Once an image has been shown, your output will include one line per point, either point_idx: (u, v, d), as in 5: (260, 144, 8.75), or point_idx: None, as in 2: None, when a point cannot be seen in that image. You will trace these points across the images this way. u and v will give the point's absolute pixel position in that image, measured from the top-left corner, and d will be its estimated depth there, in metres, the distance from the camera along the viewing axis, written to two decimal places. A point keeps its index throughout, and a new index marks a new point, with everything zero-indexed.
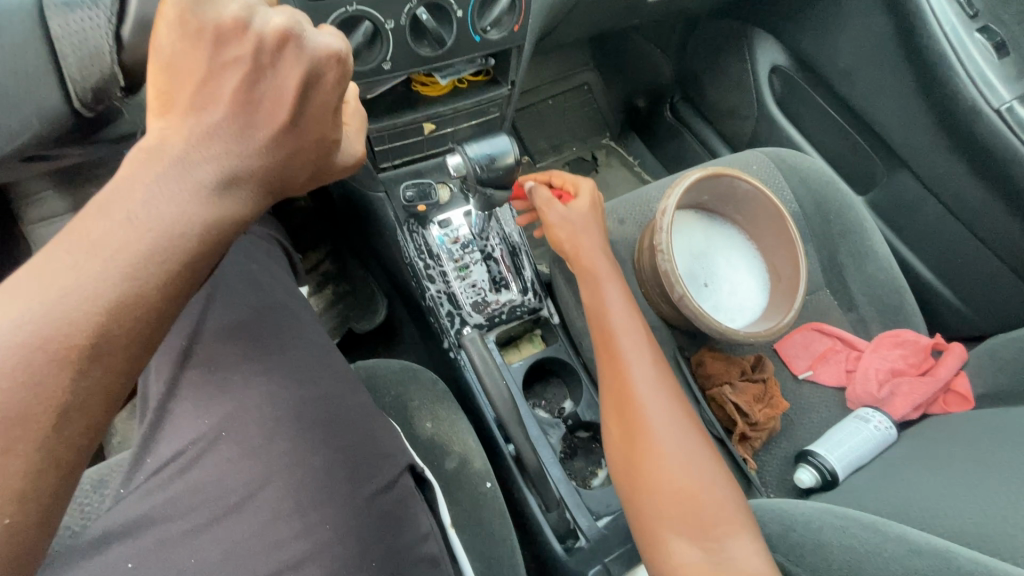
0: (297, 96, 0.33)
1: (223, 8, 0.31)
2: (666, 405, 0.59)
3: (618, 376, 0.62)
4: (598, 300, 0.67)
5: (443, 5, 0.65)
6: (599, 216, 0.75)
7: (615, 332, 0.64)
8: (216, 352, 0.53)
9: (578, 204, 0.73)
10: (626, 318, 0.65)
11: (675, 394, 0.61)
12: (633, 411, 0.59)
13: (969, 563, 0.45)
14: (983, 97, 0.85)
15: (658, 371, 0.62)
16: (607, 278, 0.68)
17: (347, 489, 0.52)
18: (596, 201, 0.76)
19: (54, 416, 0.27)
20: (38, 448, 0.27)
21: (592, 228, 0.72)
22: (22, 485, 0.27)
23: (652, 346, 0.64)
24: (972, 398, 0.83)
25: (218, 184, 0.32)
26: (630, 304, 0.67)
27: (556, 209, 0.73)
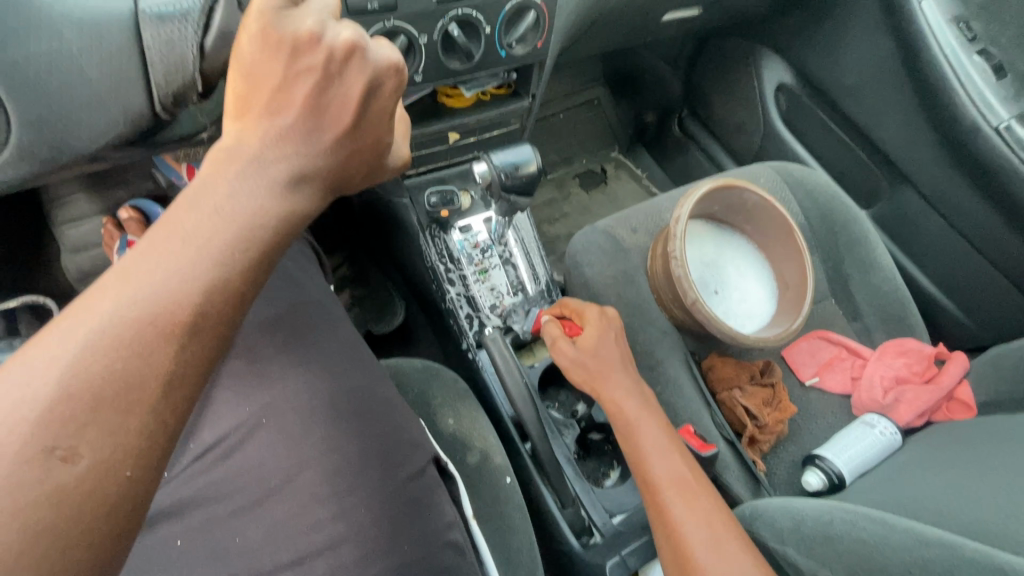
0: (360, 102, 0.36)
1: (299, 24, 0.35)
2: (720, 545, 0.58)
3: (667, 521, 0.61)
4: (637, 440, 0.67)
5: (472, 22, 0.69)
6: (611, 342, 0.75)
7: (656, 475, 0.64)
8: (254, 344, 0.55)
9: (587, 335, 0.74)
10: (666, 460, 0.65)
11: (728, 528, 0.60)
12: (687, 554, 0.58)
13: (973, 553, 0.47)
14: (983, 116, 0.89)
15: (705, 509, 0.61)
16: (644, 420, 0.68)
17: (380, 476, 0.54)
18: (608, 326, 0.76)
19: (163, 383, 0.30)
20: (150, 412, 0.30)
21: (611, 367, 0.72)
22: (140, 444, 0.29)
23: (700, 485, 0.64)
24: (974, 406, 0.86)
25: (291, 180, 0.35)
26: (668, 446, 0.66)
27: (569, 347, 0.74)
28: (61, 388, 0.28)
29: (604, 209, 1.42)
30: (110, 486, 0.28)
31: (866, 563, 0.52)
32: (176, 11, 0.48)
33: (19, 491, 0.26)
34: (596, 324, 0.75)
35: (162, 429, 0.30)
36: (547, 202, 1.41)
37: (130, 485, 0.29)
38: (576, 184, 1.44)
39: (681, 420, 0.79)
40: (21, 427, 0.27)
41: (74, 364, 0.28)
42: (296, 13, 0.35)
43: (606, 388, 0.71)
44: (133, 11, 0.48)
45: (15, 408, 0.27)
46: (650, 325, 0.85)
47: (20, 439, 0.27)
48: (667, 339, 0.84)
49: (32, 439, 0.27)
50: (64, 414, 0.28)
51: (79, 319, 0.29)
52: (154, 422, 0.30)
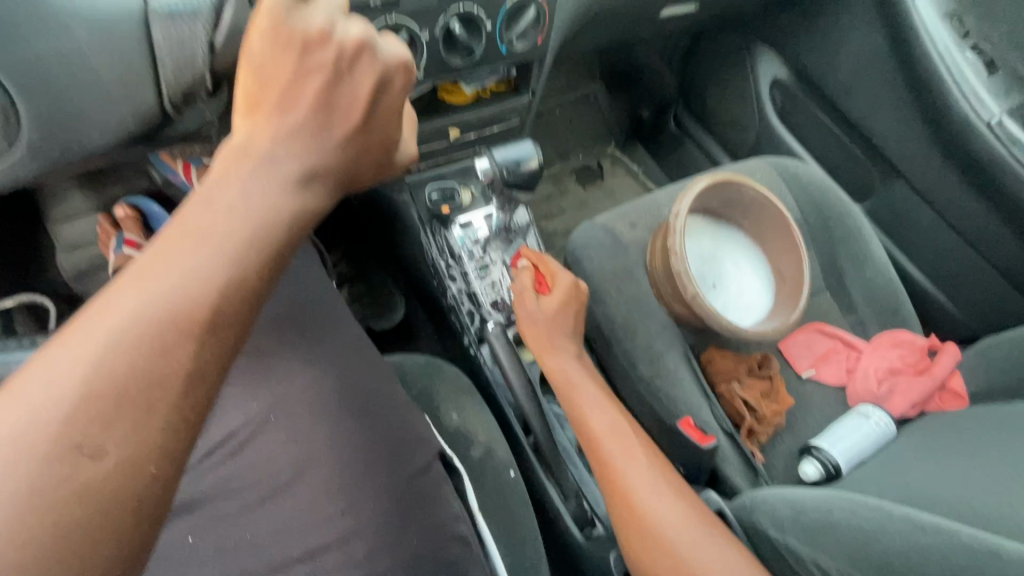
0: (370, 99, 0.36)
1: (309, 21, 0.34)
2: (661, 492, 0.61)
3: (611, 476, 0.64)
4: (578, 405, 0.70)
5: (474, 19, 0.69)
6: (573, 310, 0.77)
7: (598, 433, 0.67)
8: (261, 341, 0.56)
9: (550, 301, 0.75)
10: (606, 420, 0.68)
11: (667, 477, 0.63)
12: (634, 507, 0.61)
13: (968, 538, 0.49)
14: (976, 111, 0.91)
15: (647, 461, 0.64)
16: (582, 387, 0.71)
17: (388, 469, 0.55)
18: (575, 299, 0.76)
19: (184, 381, 0.30)
20: (172, 409, 0.30)
21: (558, 328, 0.76)
22: (163, 440, 0.29)
23: (640, 438, 0.67)
24: (966, 395, 0.88)
25: (302, 178, 0.36)
26: (605, 400, 0.70)
27: (530, 305, 0.76)
28: (85, 387, 0.28)
29: (601, 204, 1.43)
30: (137, 481, 0.29)
31: (865, 550, 0.53)
32: (187, 9, 0.49)
33: (52, 486, 0.27)
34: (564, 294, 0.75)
35: (183, 426, 0.30)
36: (543, 197, 1.42)
37: (154, 481, 0.29)
38: (573, 180, 1.46)
39: (681, 413, 0.80)
40: (47, 426, 0.27)
41: (99, 362, 0.29)
42: (306, 10, 0.35)
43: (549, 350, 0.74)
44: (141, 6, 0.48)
45: (42, 408, 0.27)
46: (649, 318, 0.86)
47: (48, 437, 0.27)
48: (666, 332, 0.85)
49: (62, 436, 0.27)
50: (89, 412, 0.28)
51: (100, 317, 0.30)
52: (176, 420, 0.30)
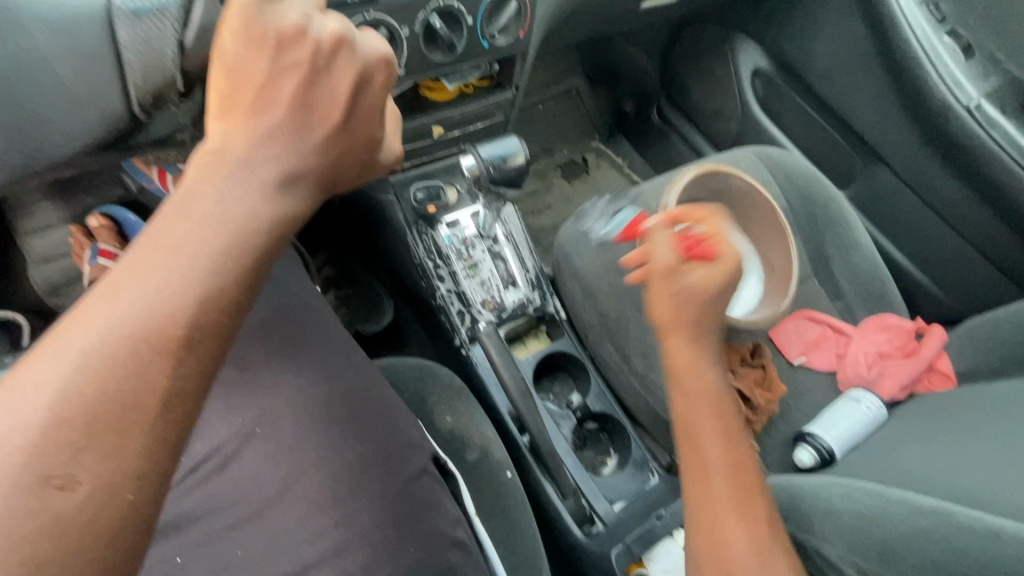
0: (349, 97, 0.35)
1: (284, 17, 0.33)
2: (765, 558, 0.49)
3: (705, 510, 0.53)
4: (696, 417, 0.57)
5: (455, 14, 0.67)
6: (729, 294, 0.63)
7: (709, 460, 0.55)
8: (245, 351, 0.54)
9: (709, 272, 0.61)
10: (724, 450, 0.55)
11: (777, 543, 0.50)
12: (725, 556, 0.50)
13: (965, 518, 0.49)
14: (953, 94, 0.92)
15: (760, 517, 0.52)
16: (703, 403, 0.58)
17: (382, 475, 0.54)
18: (737, 284, 0.62)
19: (160, 403, 0.29)
20: (149, 434, 0.28)
21: (703, 312, 0.61)
22: (138, 467, 0.28)
23: (757, 489, 0.54)
24: (953, 376, 0.89)
25: (281, 181, 0.34)
26: (731, 428, 0.57)
27: (683, 275, 0.60)
28: (52, 415, 0.27)
29: (587, 198, 1.43)
30: (111, 512, 0.27)
31: (867, 537, 0.52)
32: (152, 6, 0.47)
33: (17, 522, 0.25)
34: (729, 273, 0.61)
35: (162, 450, 0.29)
36: (529, 194, 1.42)
37: (132, 510, 0.28)
38: (558, 175, 1.45)
39: None
40: (12, 458, 0.26)
41: (67, 387, 0.27)
42: (280, 5, 0.33)
43: (688, 344, 0.60)
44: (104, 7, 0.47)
45: (6, 440, 0.26)
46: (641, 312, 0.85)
47: (11, 470, 0.26)
48: None
49: (29, 468, 0.26)
50: (57, 441, 0.27)
51: (68, 339, 0.28)
52: (153, 445, 0.28)
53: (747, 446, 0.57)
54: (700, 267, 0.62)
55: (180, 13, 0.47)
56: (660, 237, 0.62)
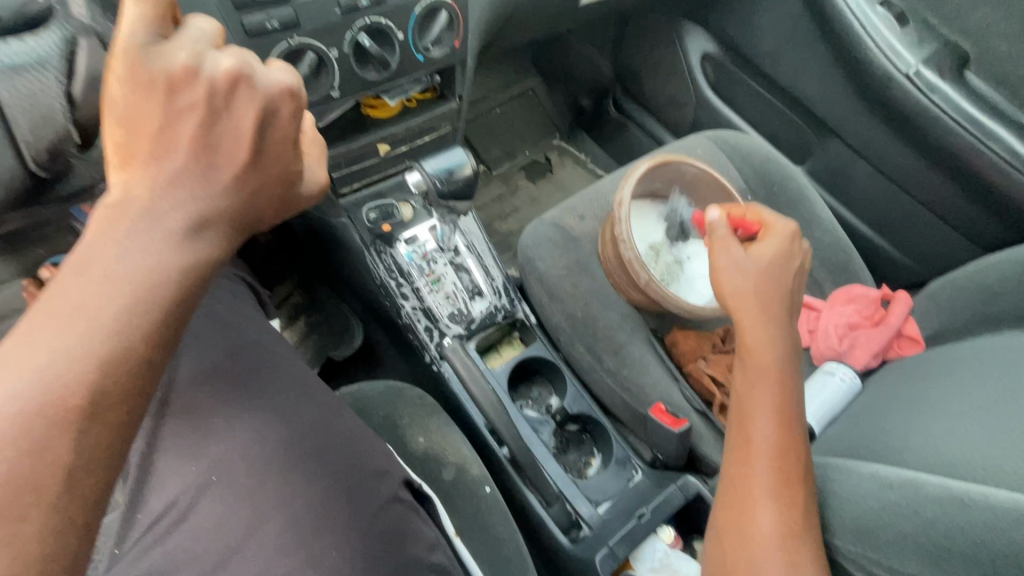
0: (254, 133, 0.34)
1: (171, 57, 0.31)
2: (790, 544, 0.47)
3: (739, 485, 0.51)
4: (753, 390, 0.55)
5: (384, 30, 0.66)
6: (788, 269, 0.63)
7: (755, 436, 0.52)
8: (193, 399, 0.53)
9: (763, 249, 0.63)
10: (777, 433, 0.52)
11: (808, 535, 0.48)
12: (750, 533, 0.48)
13: (930, 488, 0.49)
14: (892, 63, 0.92)
15: (794, 507, 0.49)
16: (767, 379, 0.54)
17: (349, 510, 0.52)
18: (792, 252, 0.64)
19: (62, 479, 0.29)
20: (54, 511, 0.29)
21: (777, 289, 0.61)
22: (42, 552, 0.28)
23: (800, 478, 0.50)
24: (921, 339, 0.90)
25: (188, 229, 0.33)
26: (788, 410, 0.53)
27: (738, 250, 0.63)
28: None
29: (554, 197, 1.43)
30: None
31: (840, 516, 0.52)
32: (28, 59, 0.45)
33: None
34: (784, 244, 0.64)
35: (71, 528, 0.29)
36: (496, 199, 1.41)
37: None
38: (523, 177, 1.45)
39: (651, 400, 0.79)
40: None
41: None
42: (166, 47, 0.31)
43: (756, 325, 0.58)
44: None
45: None
46: (608, 310, 0.85)
47: None
48: (627, 321, 0.84)
49: None
50: None
51: None
52: (62, 523, 0.29)
53: (803, 438, 0.53)
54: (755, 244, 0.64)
55: (63, 63, 0.46)
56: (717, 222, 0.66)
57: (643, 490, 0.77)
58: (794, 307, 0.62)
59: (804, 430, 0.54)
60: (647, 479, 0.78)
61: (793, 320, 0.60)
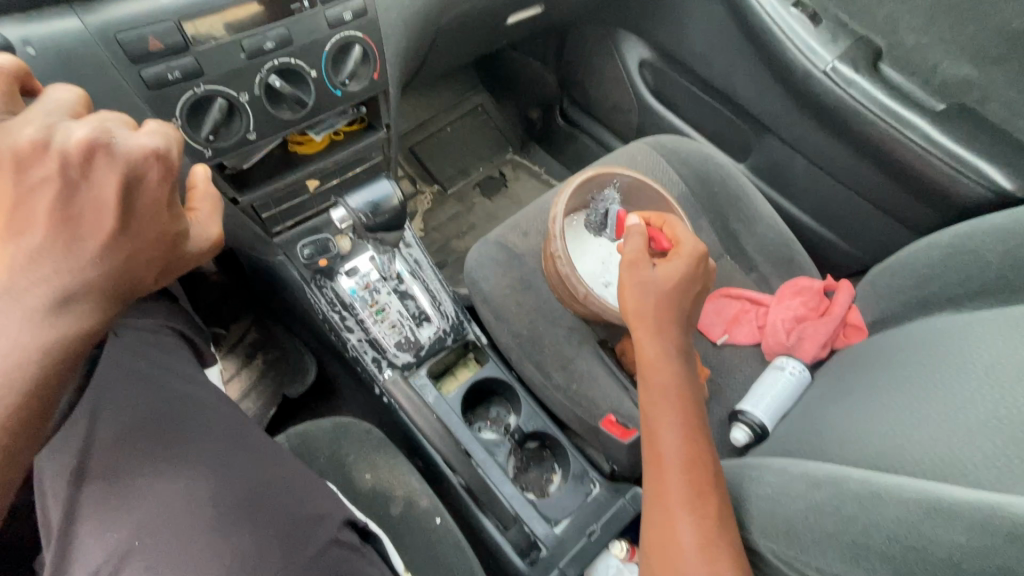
0: (118, 200, 0.33)
1: (17, 134, 0.31)
2: (710, 553, 0.50)
3: (659, 502, 0.55)
4: (658, 411, 0.59)
5: (295, 69, 0.66)
6: (692, 283, 0.66)
7: (665, 454, 0.57)
8: (114, 462, 0.52)
9: (672, 266, 0.65)
10: (684, 448, 0.56)
11: (725, 539, 0.51)
12: (673, 547, 0.52)
13: (856, 485, 0.49)
14: (810, 62, 0.94)
15: (711, 515, 0.52)
16: (667, 399, 0.59)
17: (283, 559, 0.51)
18: (698, 269, 0.66)
19: None
20: None
21: (676, 304, 0.64)
22: None
23: (711, 486, 0.54)
24: (864, 326, 0.92)
25: (51, 305, 0.33)
26: (689, 423, 0.58)
27: (648, 267, 0.65)
28: None
29: (510, 211, 1.43)
30: None
31: (771, 518, 0.53)
32: None
33: None
34: (690, 259, 0.66)
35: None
36: (452, 217, 1.41)
37: None
38: (478, 193, 1.45)
39: (602, 412, 0.79)
40: None
41: None
42: (13, 124, 0.31)
43: (654, 346, 0.62)
44: None
45: None
46: (554, 325, 0.85)
47: None
48: (573, 334, 0.84)
49: None
50: None
51: None
52: None
53: (709, 444, 0.58)
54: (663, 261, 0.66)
55: None
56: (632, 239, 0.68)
57: (601, 503, 0.77)
58: (689, 316, 0.67)
59: (709, 436, 0.59)
60: (605, 491, 0.78)
61: (687, 331, 0.66)
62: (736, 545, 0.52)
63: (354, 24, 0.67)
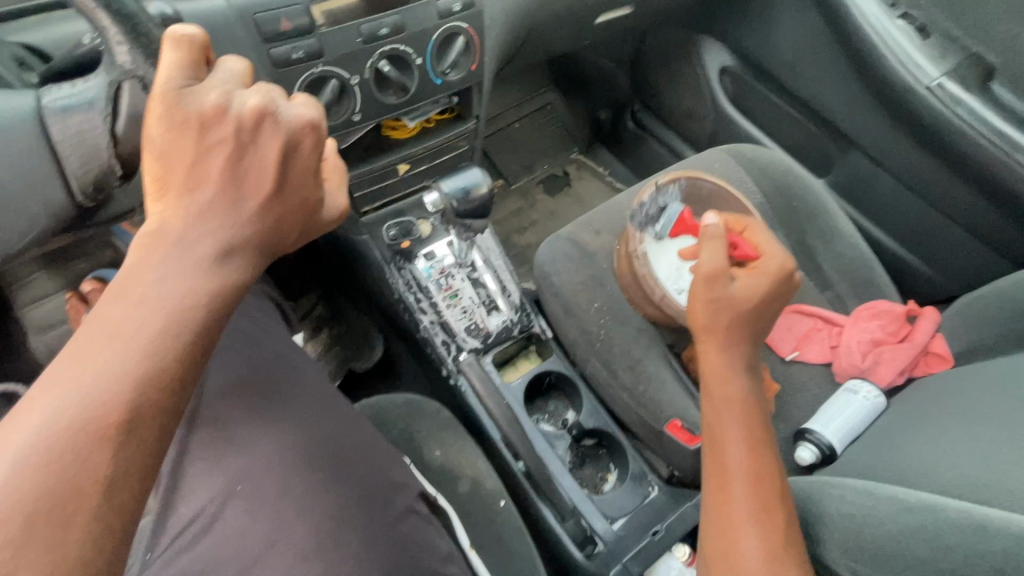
0: (277, 164, 0.36)
1: (202, 98, 0.34)
2: (776, 570, 0.48)
3: (721, 511, 0.53)
4: (722, 421, 0.58)
5: (403, 56, 0.68)
6: (774, 301, 0.64)
7: (730, 465, 0.55)
8: (221, 412, 0.55)
9: (753, 282, 0.63)
10: (750, 459, 0.55)
11: (793, 557, 0.49)
12: (735, 560, 0.50)
13: (955, 513, 0.48)
14: (914, 76, 0.91)
15: (778, 530, 0.51)
16: (733, 411, 0.58)
17: (369, 519, 0.54)
18: (782, 288, 0.65)
19: (102, 489, 0.31)
20: (93, 519, 0.31)
21: (749, 321, 0.62)
22: (82, 556, 0.30)
23: (779, 503, 0.53)
24: (950, 356, 0.88)
25: (216, 256, 0.35)
26: (754, 435, 0.57)
27: (728, 283, 0.63)
28: None
29: (572, 211, 1.44)
30: None
31: (856, 537, 0.51)
32: (80, 101, 0.49)
33: None
34: (773, 278, 0.64)
35: (105, 535, 0.31)
36: (514, 212, 1.42)
37: None
38: (541, 191, 1.46)
39: (668, 415, 0.79)
40: None
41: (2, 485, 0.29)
42: (199, 89, 0.35)
43: (720, 356, 0.61)
44: (36, 106, 0.49)
45: None
46: (623, 325, 0.85)
47: None
48: (642, 336, 0.84)
49: None
50: None
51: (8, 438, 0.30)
52: (97, 531, 0.31)
53: (773, 459, 0.56)
54: (745, 276, 0.64)
55: (108, 105, 0.49)
56: (713, 249, 0.64)
57: (658, 506, 0.77)
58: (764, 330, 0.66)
59: (774, 451, 0.57)
60: (663, 495, 0.78)
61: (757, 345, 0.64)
62: (804, 564, 0.50)
63: (461, 15, 0.70)
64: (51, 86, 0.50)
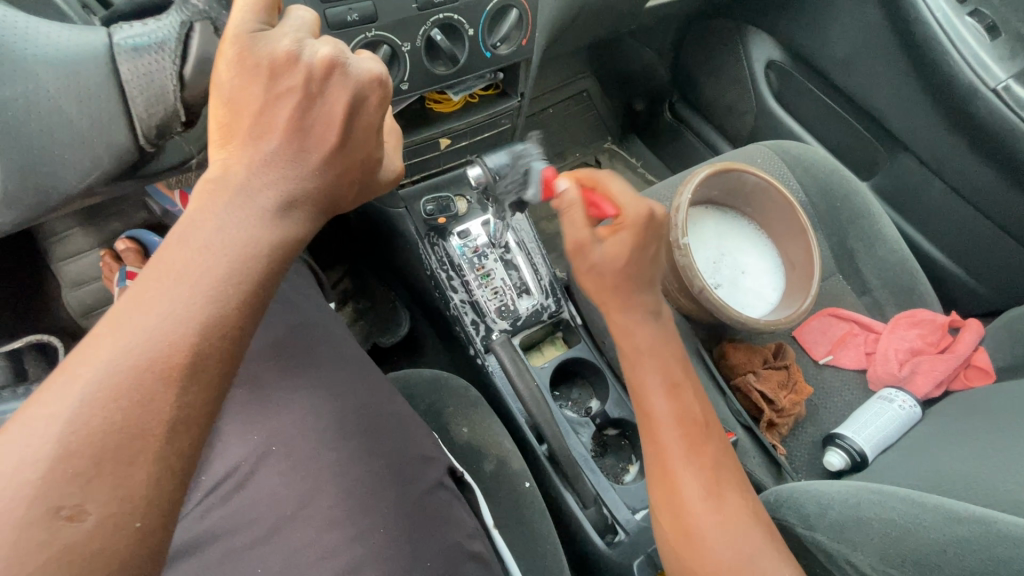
0: (343, 118, 0.36)
1: (275, 44, 0.34)
2: (719, 506, 0.49)
3: (657, 460, 0.53)
4: (642, 372, 0.55)
5: (456, 26, 0.67)
6: (648, 253, 0.55)
7: (656, 416, 0.53)
8: (256, 372, 0.55)
9: (618, 241, 0.53)
10: (675, 405, 0.53)
11: (730, 486, 0.51)
12: (679, 507, 0.50)
13: (1009, 527, 0.46)
14: (979, 77, 0.87)
15: (711, 463, 0.51)
16: (652, 359, 0.55)
17: (398, 490, 0.53)
18: (654, 236, 0.55)
19: (166, 430, 0.31)
20: (156, 459, 0.31)
21: (627, 281, 0.55)
22: (146, 494, 0.31)
23: (708, 437, 0.53)
24: (992, 371, 0.84)
25: (278, 207, 0.35)
26: (674, 377, 0.55)
27: (593, 250, 0.54)
28: (61, 444, 0.29)
29: None
30: (120, 540, 0.30)
31: (900, 546, 0.49)
32: (153, 42, 0.50)
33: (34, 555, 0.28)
34: (637, 231, 0.53)
35: (168, 475, 0.31)
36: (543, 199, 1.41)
37: (139, 534, 0.30)
38: None
39: None
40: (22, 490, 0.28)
41: (75, 418, 0.30)
42: (271, 33, 0.34)
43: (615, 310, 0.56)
44: (107, 47, 0.50)
45: (18, 470, 0.29)
46: None
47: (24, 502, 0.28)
48: None
49: (37, 501, 0.28)
50: (67, 471, 0.29)
51: (75, 371, 0.30)
52: (159, 472, 0.31)
53: (697, 396, 0.55)
54: (610, 234, 0.54)
55: (178, 46, 0.49)
56: (573, 215, 0.55)
57: None
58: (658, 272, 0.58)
59: (697, 386, 0.56)
60: None
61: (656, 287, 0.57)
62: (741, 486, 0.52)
63: None
64: (125, 25, 0.51)
